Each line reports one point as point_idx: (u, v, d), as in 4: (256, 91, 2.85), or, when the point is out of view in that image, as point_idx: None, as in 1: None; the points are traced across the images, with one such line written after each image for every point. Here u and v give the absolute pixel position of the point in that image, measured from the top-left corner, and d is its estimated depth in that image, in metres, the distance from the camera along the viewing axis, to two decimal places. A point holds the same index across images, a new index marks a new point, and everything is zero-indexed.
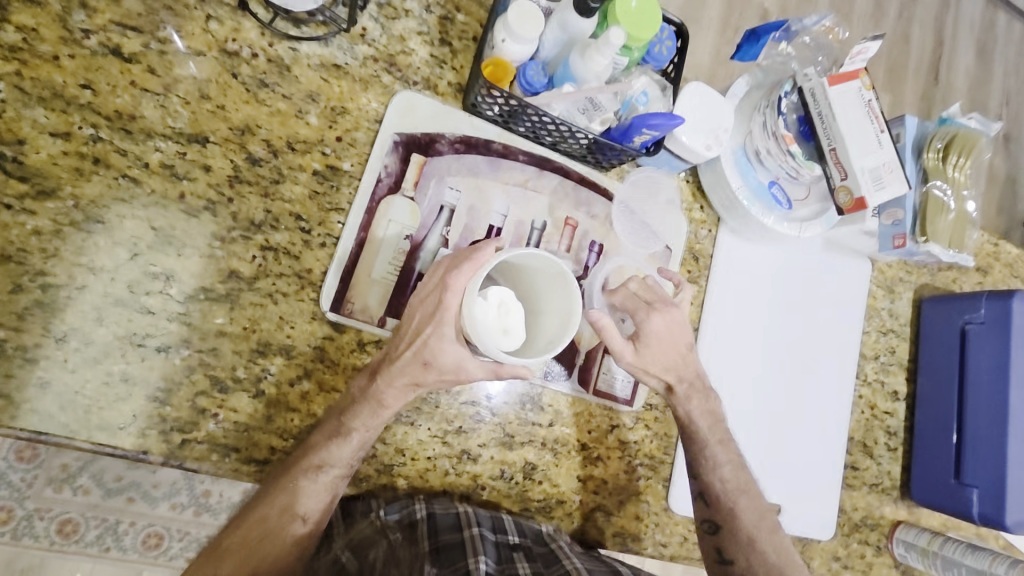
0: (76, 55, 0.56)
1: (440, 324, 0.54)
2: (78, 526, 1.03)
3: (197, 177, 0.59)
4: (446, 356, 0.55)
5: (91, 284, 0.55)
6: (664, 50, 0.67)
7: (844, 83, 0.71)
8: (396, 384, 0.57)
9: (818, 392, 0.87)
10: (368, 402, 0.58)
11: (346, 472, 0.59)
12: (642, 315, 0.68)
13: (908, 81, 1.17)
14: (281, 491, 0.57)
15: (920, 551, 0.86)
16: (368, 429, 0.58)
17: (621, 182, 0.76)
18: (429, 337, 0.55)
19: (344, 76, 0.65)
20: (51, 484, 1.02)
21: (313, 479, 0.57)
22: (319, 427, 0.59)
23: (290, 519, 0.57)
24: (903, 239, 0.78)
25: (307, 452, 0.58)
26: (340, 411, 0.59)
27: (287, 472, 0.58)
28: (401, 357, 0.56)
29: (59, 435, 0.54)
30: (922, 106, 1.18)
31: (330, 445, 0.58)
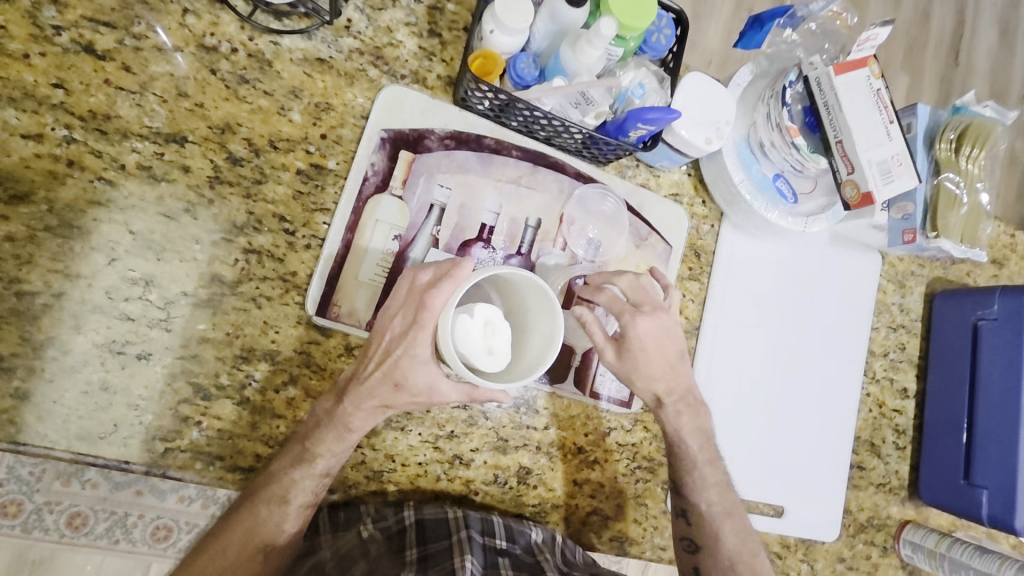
0: (47, 53, 0.54)
1: (411, 344, 0.53)
2: (81, 517, 0.77)
3: (176, 179, 0.57)
4: (417, 377, 0.54)
5: (67, 291, 0.54)
6: (662, 39, 0.64)
7: (852, 72, 0.67)
8: (366, 406, 0.55)
9: (816, 401, 0.84)
10: (335, 427, 0.56)
11: (311, 502, 0.57)
12: (627, 319, 0.64)
13: (928, 60, 1.14)
14: (244, 520, 0.55)
15: (927, 552, 0.84)
16: (333, 456, 0.56)
17: (619, 177, 0.73)
18: (401, 357, 0.53)
19: (328, 70, 0.63)
20: (59, 478, 0.75)
21: (276, 509, 0.55)
22: (281, 454, 0.57)
23: (251, 552, 0.54)
24: (912, 233, 0.75)
25: (269, 480, 0.56)
26: (303, 437, 0.57)
27: (251, 501, 0.55)
28: (370, 378, 0.55)
29: (38, 445, 0.53)
30: (941, 88, 1.14)
31: (294, 471, 0.56)
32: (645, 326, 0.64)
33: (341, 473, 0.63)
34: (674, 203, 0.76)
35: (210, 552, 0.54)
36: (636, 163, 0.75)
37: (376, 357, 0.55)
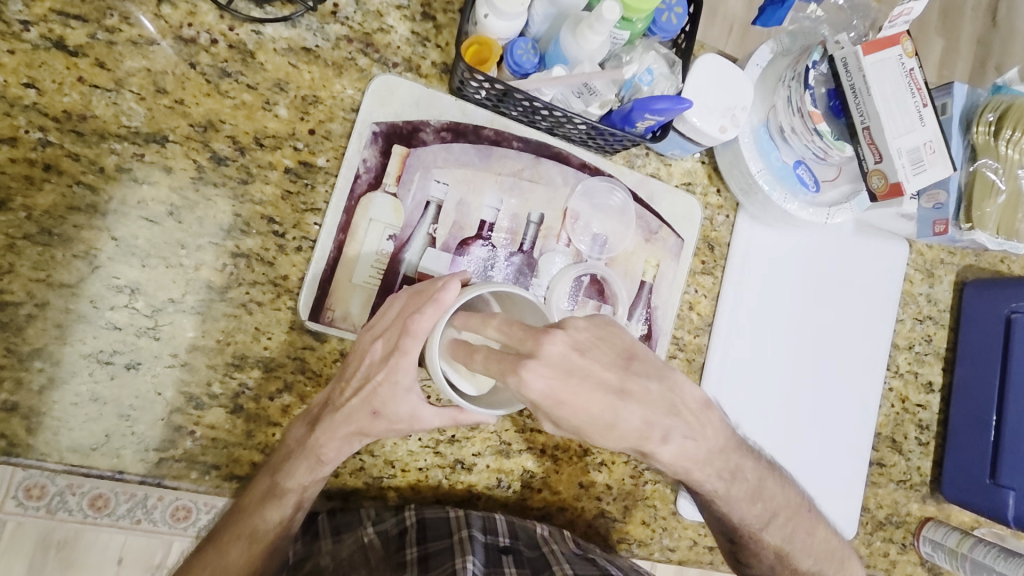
0: (16, 51, 0.51)
1: (391, 371, 0.51)
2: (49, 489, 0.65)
3: (158, 181, 0.54)
4: (397, 405, 0.52)
5: (51, 300, 0.52)
6: (673, 19, 0.59)
7: (882, 51, 0.62)
8: (339, 433, 0.53)
9: (829, 407, 0.80)
10: (307, 457, 0.54)
11: (275, 540, 0.55)
12: (513, 387, 0.41)
13: (964, 22, 1.05)
14: (209, 562, 0.54)
15: (948, 551, 0.81)
16: (306, 487, 0.55)
17: (627, 167, 0.69)
18: (379, 385, 0.52)
19: (315, 60, 0.59)
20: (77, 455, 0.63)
21: (244, 549, 0.54)
22: (250, 486, 0.56)
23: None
24: (944, 224, 0.70)
25: (239, 518, 0.54)
26: (273, 471, 0.55)
27: (216, 544, 0.54)
28: (346, 406, 0.53)
29: (29, 457, 0.52)
30: (978, 52, 1.06)
31: (263, 508, 0.54)
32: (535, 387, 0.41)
33: (340, 479, 0.62)
34: (686, 193, 0.72)
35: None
36: (646, 151, 0.71)
37: (354, 383, 0.53)
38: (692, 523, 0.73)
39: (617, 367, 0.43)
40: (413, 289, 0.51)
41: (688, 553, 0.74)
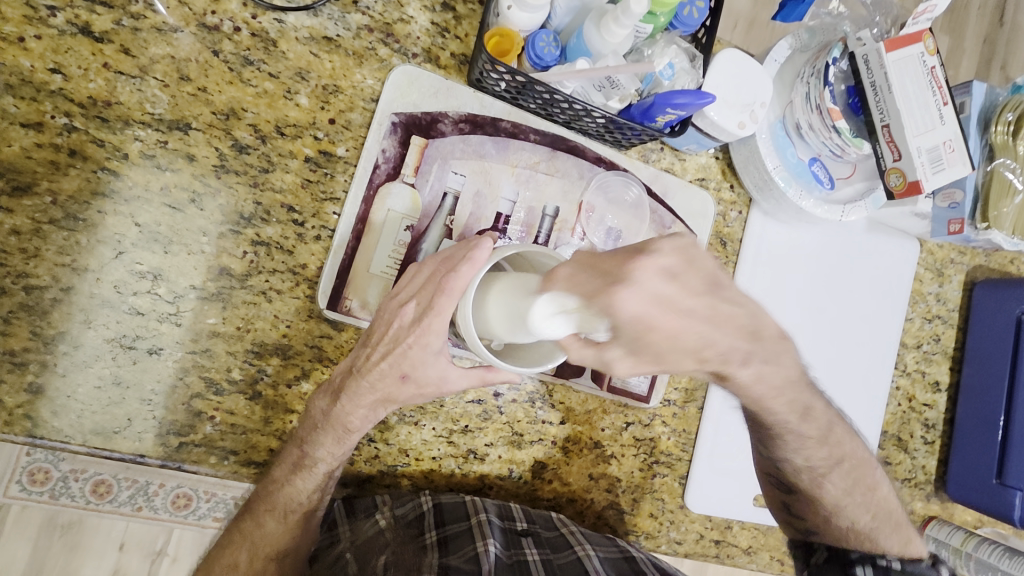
0: (43, 36, 0.51)
1: (421, 333, 0.51)
2: (110, 487, 0.96)
3: (181, 168, 0.55)
4: (427, 369, 0.53)
5: (76, 285, 0.53)
6: (695, 13, 0.59)
7: (905, 48, 0.61)
8: (366, 400, 0.54)
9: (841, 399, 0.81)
10: (334, 428, 0.54)
11: (310, 508, 0.57)
12: (602, 309, 0.39)
13: (971, 19, 1.05)
14: (246, 534, 0.56)
15: (952, 550, 0.81)
16: (332, 459, 0.56)
17: (642, 161, 0.69)
18: (408, 348, 0.52)
19: (336, 49, 0.59)
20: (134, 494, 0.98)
21: (281, 519, 0.56)
22: (279, 461, 0.57)
23: (260, 563, 0.56)
24: (960, 223, 0.70)
25: (271, 490, 0.56)
26: (301, 442, 0.55)
27: (252, 515, 0.56)
28: (374, 370, 0.53)
29: (53, 439, 0.53)
30: (983, 50, 1.06)
31: (295, 478, 0.55)
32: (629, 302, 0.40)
33: (355, 466, 0.62)
34: (700, 188, 0.72)
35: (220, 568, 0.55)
36: (661, 146, 0.71)
37: (379, 349, 0.53)
38: (700, 517, 0.74)
39: (705, 291, 0.43)
40: (442, 253, 0.52)
41: (695, 546, 0.74)
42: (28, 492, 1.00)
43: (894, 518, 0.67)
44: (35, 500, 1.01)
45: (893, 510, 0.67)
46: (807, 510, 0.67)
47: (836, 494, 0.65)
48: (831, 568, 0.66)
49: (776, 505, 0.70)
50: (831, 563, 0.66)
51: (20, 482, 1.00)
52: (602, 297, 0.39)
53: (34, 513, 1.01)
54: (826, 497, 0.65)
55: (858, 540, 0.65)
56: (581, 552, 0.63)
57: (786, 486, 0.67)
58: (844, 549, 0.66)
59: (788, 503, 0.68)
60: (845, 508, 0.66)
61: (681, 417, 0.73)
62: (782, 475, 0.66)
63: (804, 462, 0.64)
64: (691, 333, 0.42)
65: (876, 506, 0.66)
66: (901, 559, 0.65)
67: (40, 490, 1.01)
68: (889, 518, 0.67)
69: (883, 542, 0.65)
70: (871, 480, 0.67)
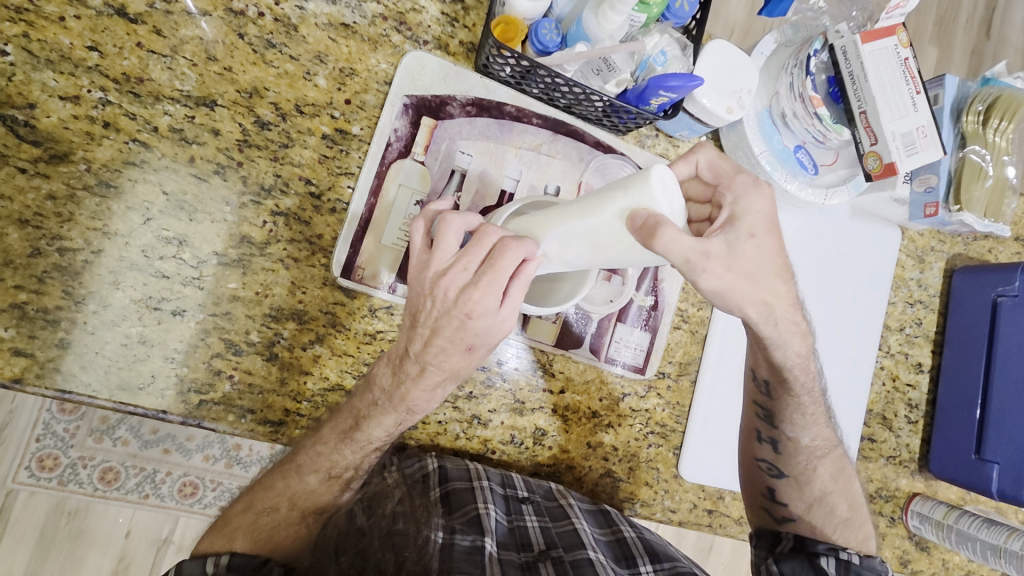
0: (82, 16, 0.55)
1: (480, 299, 0.47)
2: (119, 474, 1.06)
3: (206, 141, 0.59)
4: (489, 331, 0.50)
5: (106, 248, 0.56)
6: (686, 6, 0.64)
7: (879, 40, 0.66)
8: (433, 378, 0.53)
9: (830, 378, 0.85)
10: (397, 409, 0.55)
11: (350, 476, 0.59)
12: (740, 190, 0.51)
13: (958, 33, 1.10)
14: (290, 486, 0.58)
15: (934, 523, 0.84)
16: (387, 437, 0.57)
17: (638, 146, 0.74)
18: (467, 320, 0.48)
19: (352, 35, 0.63)
20: (146, 480, 1.07)
21: (323, 479, 0.58)
22: (332, 422, 0.59)
23: (300, 514, 0.57)
24: (935, 207, 0.74)
25: (299, 451, 0.59)
26: (358, 414, 0.57)
27: (297, 470, 0.58)
28: (437, 346, 0.50)
29: (81, 393, 0.56)
30: (971, 62, 1.11)
31: (343, 448, 0.57)
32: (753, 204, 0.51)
33: None
34: None
35: (262, 505, 0.57)
36: (656, 132, 0.75)
37: (429, 328, 0.50)
38: (693, 487, 0.77)
39: None
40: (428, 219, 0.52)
41: (689, 515, 0.78)
42: (36, 479, 1.04)
43: (862, 495, 0.72)
44: (43, 487, 1.04)
45: (859, 505, 0.70)
46: (791, 495, 0.69)
47: (825, 479, 0.68)
48: (797, 556, 0.65)
49: (757, 492, 0.71)
50: (797, 552, 0.65)
51: (30, 468, 1.04)
52: (731, 188, 0.52)
53: (42, 500, 1.04)
54: (816, 482, 0.68)
55: (824, 537, 0.67)
56: (576, 524, 0.66)
57: (778, 471, 0.69)
58: (812, 540, 0.66)
59: (773, 489, 0.70)
60: (827, 496, 0.68)
61: (674, 390, 0.76)
62: (777, 460, 0.69)
63: (809, 442, 0.68)
64: (779, 260, 0.53)
65: (852, 497, 0.70)
66: (857, 552, 0.66)
67: (49, 476, 1.05)
68: (858, 505, 0.70)
69: (845, 542, 0.67)
70: (849, 468, 0.71)
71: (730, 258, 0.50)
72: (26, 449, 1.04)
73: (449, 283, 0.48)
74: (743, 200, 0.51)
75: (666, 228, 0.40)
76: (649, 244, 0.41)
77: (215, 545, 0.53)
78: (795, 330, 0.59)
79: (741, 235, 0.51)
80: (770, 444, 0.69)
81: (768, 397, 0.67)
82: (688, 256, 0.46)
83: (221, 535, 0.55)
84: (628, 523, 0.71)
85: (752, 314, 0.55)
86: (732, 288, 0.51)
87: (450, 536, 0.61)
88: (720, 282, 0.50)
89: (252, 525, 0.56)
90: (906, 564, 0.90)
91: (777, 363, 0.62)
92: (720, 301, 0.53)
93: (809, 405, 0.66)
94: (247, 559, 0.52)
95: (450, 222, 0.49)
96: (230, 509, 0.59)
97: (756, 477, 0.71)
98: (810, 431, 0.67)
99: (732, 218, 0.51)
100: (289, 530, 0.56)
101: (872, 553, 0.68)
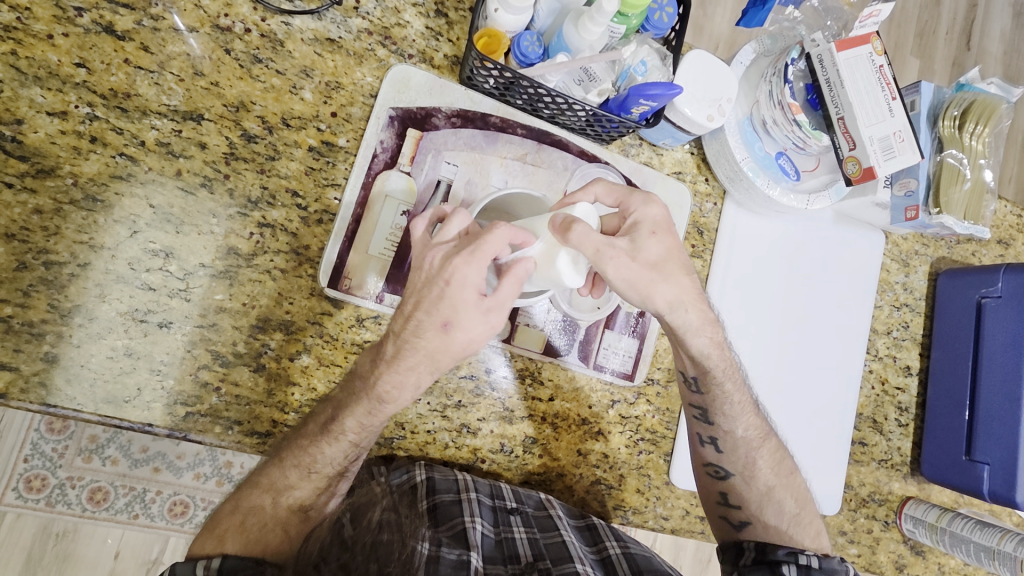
0: (69, 34, 0.56)
1: (460, 266, 0.48)
2: (108, 494, 1.05)
3: (193, 155, 0.59)
4: (466, 311, 0.50)
5: (92, 261, 0.56)
6: (665, 18, 0.65)
7: (854, 49, 0.68)
8: (410, 362, 0.52)
9: (799, 381, 0.85)
10: (368, 397, 0.54)
11: (333, 474, 0.58)
12: (638, 201, 0.56)
13: (939, 44, 1.12)
14: (273, 480, 0.57)
15: (927, 526, 0.84)
16: (360, 430, 0.56)
17: (622, 155, 0.75)
18: (445, 291, 0.49)
19: (338, 50, 0.64)
20: (136, 500, 1.07)
21: (303, 475, 0.56)
22: (314, 419, 0.59)
23: (284, 515, 0.56)
24: (915, 210, 0.76)
25: (291, 446, 0.58)
26: (337, 405, 0.57)
27: (279, 464, 0.57)
28: (415, 322, 0.51)
29: (66, 407, 0.55)
30: (953, 72, 1.13)
31: (321, 441, 0.56)
32: (648, 211, 0.55)
33: None
34: (677, 181, 0.77)
35: (248, 505, 0.56)
36: (640, 141, 0.76)
37: (412, 302, 0.51)
38: (685, 494, 0.77)
39: None
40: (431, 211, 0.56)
41: (682, 522, 0.77)
42: (23, 500, 1.02)
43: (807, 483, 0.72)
44: (31, 508, 1.03)
45: (807, 500, 0.70)
46: (742, 499, 0.68)
47: (767, 473, 0.68)
48: (760, 568, 0.65)
49: (713, 500, 0.70)
50: (759, 564, 0.65)
51: (17, 489, 1.02)
52: (628, 201, 0.56)
53: (29, 521, 1.02)
54: (760, 476, 0.68)
55: (781, 537, 0.67)
56: (565, 536, 0.66)
57: (725, 472, 0.68)
58: (773, 546, 0.65)
59: (726, 493, 0.69)
60: (775, 492, 0.68)
61: (664, 396, 0.76)
62: (720, 460, 0.68)
63: (744, 433, 0.67)
64: (681, 256, 0.57)
65: (798, 492, 0.69)
66: (817, 555, 0.65)
67: (37, 497, 1.03)
68: (812, 510, 0.70)
69: (800, 540, 0.67)
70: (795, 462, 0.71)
71: (634, 252, 0.54)
72: (13, 469, 1.02)
73: (435, 256, 0.50)
74: (642, 207, 0.55)
75: (578, 223, 0.49)
76: (564, 235, 0.49)
77: (206, 546, 0.52)
78: (703, 319, 0.59)
79: (643, 234, 0.54)
80: (711, 444, 0.68)
81: (700, 394, 0.67)
82: (596, 250, 0.50)
83: (213, 535, 0.53)
84: (615, 537, 0.70)
85: (662, 306, 0.56)
86: (638, 281, 0.54)
87: (437, 548, 0.61)
88: (626, 274, 0.53)
89: (241, 527, 0.54)
90: (902, 569, 0.90)
91: (695, 356, 0.62)
92: (631, 294, 0.55)
93: (736, 394, 0.66)
94: (240, 561, 0.51)
95: (456, 214, 0.52)
96: (221, 510, 0.57)
97: (707, 484, 0.70)
98: (742, 421, 0.67)
99: (634, 223, 0.55)
100: (277, 530, 0.55)
101: (825, 546, 0.69)
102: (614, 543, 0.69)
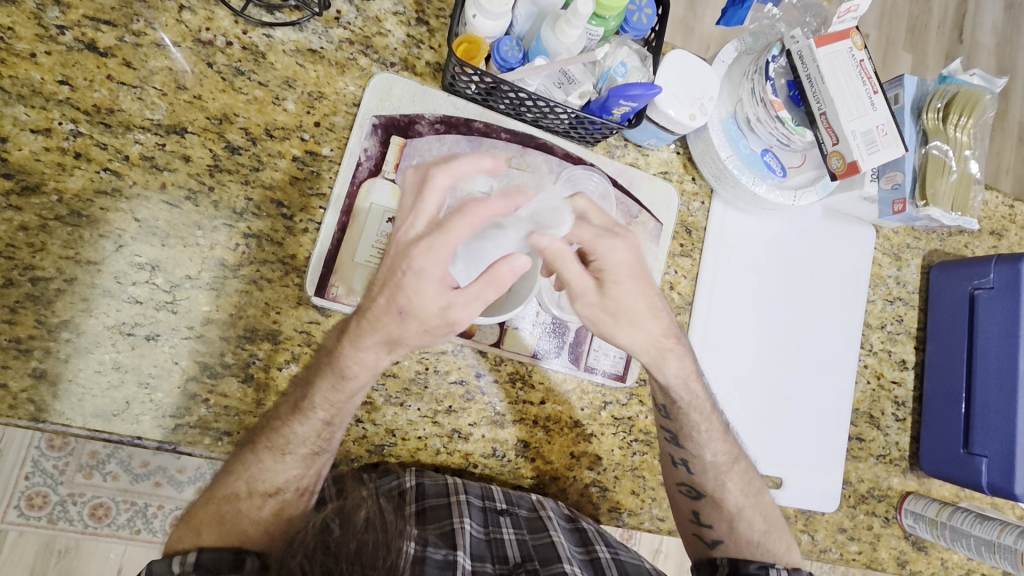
0: (52, 52, 0.57)
1: (419, 255, 0.46)
2: (110, 510, 1.05)
3: (177, 168, 0.60)
4: (423, 301, 0.48)
5: (79, 276, 0.56)
6: (644, 19, 0.66)
7: (833, 44, 0.68)
8: (370, 343, 0.51)
9: (793, 379, 0.84)
10: (331, 372, 0.54)
11: (313, 451, 0.57)
12: (604, 249, 0.53)
13: (931, 38, 1.13)
14: (247, 468, 0.56)
15: (928, 521, 0.84)
16: (330, 407, 0.56)
17: (608, 156, 0.75)
18: (404, 278, 0.47)
19: (320, 60, 0.65)
20: (137, 515, 1.06)
21: (280, 457, 0.56)
22: (285, 399, 0.58)
23: (262, 498, 0.55)
24: (902, 203, 0.76)
25: (267, 429, 0.58)
26: (306, 381, 0.57)
27: (253, 449, 0.57)
28: (375, 306, 0.50)
29: (55, 423, 0.56)
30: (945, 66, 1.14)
31: (294, 421, 0.56)
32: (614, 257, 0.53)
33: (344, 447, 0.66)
34: (663, 181, 0.78)
35: (223, 493, 0.55)
36: (625, 143, 0.77)
37: (378, 281, 0.50)
38: None
39: None
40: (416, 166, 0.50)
41: None
42: (25, 518, 1.02)
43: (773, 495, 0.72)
44: (33, 526, 1.03)
45: (775, 517, 0.70)
46: (712, 518, 0.68)
47: (736, 494, 0.68)
48: None
49: (686, 519, 0.70)
50: None
51: (19, 507, 1.02)
52: (594, 245, 0.53)
53: (31, 538, 1.02)
54: (729, 498, 0.68)
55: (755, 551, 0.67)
56: (554, 536, 0.65)
57: (696, 492, 0.69)
58: (744, 561, 0.66)
59: (698, 512, 0.69)
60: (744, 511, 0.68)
61: None
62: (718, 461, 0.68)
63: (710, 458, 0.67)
64: (647, 299, 0.56)
65: (766, 510, 0.69)
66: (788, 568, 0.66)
67: (38, 515, 1.03)
68: (783, 529, 0.70)
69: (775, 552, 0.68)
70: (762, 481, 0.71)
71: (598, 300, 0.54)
72: (15, 487, 1.03)
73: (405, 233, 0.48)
74: (607, 255, 0.53)
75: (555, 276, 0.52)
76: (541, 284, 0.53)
77: (184, 540, 0.52)
78: None
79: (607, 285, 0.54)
80: (683, 466, 0.68)
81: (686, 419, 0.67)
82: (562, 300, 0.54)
83: (190, 527, 0.53)
84: (604, 542, 0.70)
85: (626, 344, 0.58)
86: (602, 324, 0.56)
87: (422, 547, 0.60)
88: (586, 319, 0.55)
89: (217, 515, 0.54)
90: (904, 566, 0.89)
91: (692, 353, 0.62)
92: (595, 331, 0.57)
93: None
94: (218, 554, 0.51)
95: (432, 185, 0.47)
96: (196, 503, 0.56)
97: (679, 504, 0.70)
98: (710, 447, 0.67)
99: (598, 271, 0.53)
100: (255, 520, 0.54)
101: (797, 561, 0.69)
102: (603, 547, 0.69)
